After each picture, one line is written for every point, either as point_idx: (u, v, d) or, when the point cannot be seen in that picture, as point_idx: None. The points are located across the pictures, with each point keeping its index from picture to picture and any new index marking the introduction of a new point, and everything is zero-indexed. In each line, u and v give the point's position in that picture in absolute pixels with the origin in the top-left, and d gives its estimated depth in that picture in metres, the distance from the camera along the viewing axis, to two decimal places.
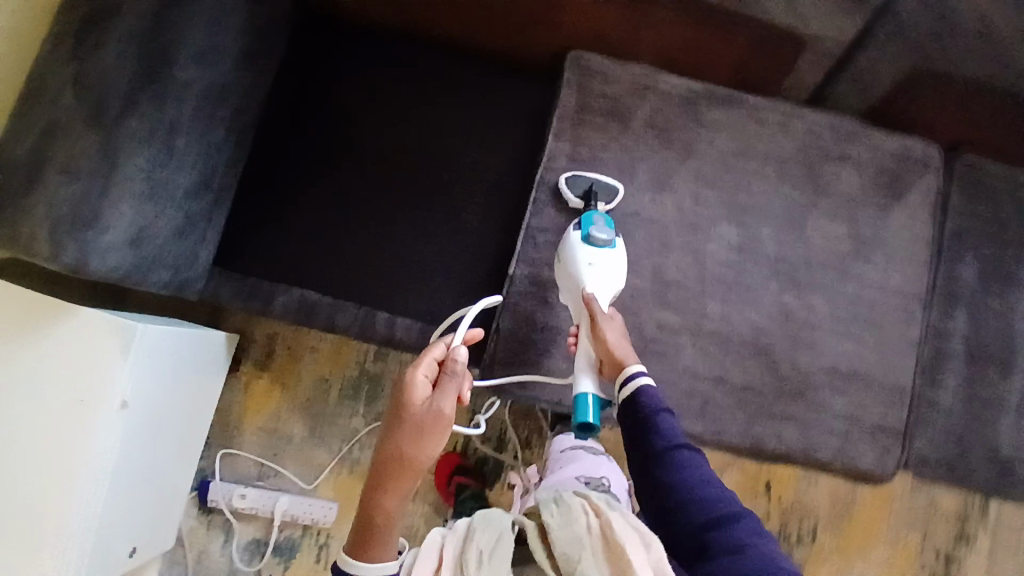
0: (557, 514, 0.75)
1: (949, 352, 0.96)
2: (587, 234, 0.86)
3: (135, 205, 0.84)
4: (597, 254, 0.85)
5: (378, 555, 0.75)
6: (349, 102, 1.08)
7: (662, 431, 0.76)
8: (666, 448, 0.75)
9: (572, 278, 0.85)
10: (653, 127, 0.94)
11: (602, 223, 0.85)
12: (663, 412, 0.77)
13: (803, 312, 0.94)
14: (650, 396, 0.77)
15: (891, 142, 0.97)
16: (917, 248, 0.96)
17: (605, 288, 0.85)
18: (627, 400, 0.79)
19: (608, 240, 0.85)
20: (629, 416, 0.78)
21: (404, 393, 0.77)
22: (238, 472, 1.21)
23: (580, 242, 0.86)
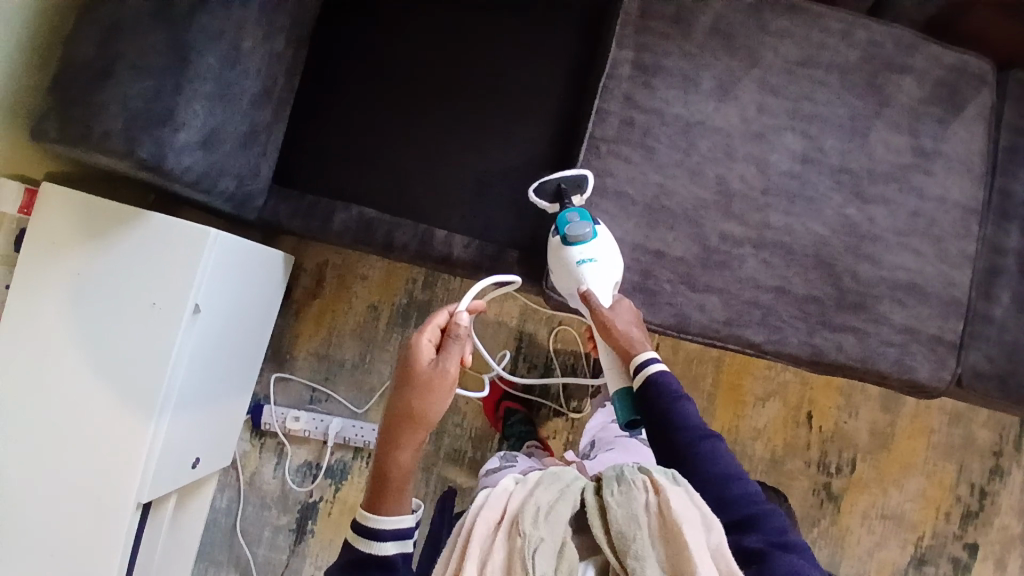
0: (617, 493, 0.67)
1: (1005, 267, 0.96)
2: (563, 232, 0.87)
3: (207, 106, 0.84)
4: (588, 248, 0.86)
5: (392, 510, 0.73)
6: (396, 19, 1.07)
7: (684, 421, 0.74)
8: (693, 439, 0.73)
9: (568, 276, 0.87)
10: (717, 35, 0.95)
11: (575, 219, 0.85)
12: (680, 398, 0.76)
13: (865, 223, 0.94)
14: (664, 382, 0.77)
15: (951, 54, 0.97)
16: (977, 161, 0.97)
17: (604, 283, 0.86)
18: (643, 387, 0.79)
19: (587, 231, 0.85)
20: (649, 408, 0.77)
21: (409, 352, 0.77)
22: (290, 396, 1.23)
23: (562, 246, 0.87)
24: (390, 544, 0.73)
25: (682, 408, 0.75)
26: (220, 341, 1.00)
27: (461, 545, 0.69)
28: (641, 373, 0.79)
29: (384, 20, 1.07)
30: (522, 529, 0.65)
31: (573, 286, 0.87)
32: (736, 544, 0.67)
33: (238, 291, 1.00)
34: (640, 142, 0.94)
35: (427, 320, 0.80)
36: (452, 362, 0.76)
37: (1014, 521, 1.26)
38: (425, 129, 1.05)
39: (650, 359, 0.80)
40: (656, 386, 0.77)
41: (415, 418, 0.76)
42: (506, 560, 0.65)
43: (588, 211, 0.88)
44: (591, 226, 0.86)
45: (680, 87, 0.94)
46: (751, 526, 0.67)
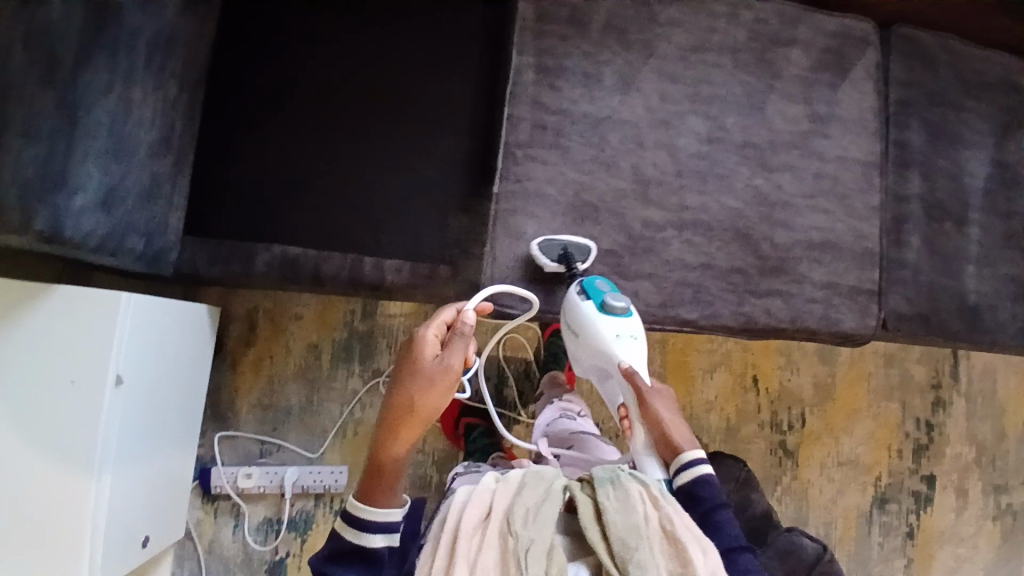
0: (613, 497, 0.75)
1: (910, 213, 1.01)
2: (603, 303, 0.89)
3: (101, 165, 0.80)
4: (623, 324, 0.89)
5: (385, 500, 0.79)
6: (294, 50, 1.05)
7: (721, 528, 0.79)
8: (725, 549, 0.78)
9: (603, 351, 0.90)
10: (612, 29, 0.97)
11: (616, 292, 0.88)
12: (720, 508, 0.80)
13: (775, 192, 0.98)
14: (707, 487, 0.81)
15: (832, 21, 1.02)
16: (868, 119, 1.02)
17: (637, 359, 0.90)
18: (688, 490, 0.82)
19: (625, 306, 0.89)
20: (686, 507, 0.82)
21: (415, 348, 0.82)
22: (239, 454, 1.19)
23: (598, 314, 0.89)
24: (379, 536, 0.78)
25: (721, 517, 0.80)
26: (151, 406, 0.95)
27: (450, 539, 0.74)
28: (686, 470, 0.83)
29: (277, 49, 1.04)
30: (515, 528, 0.71)
31: (612, 362, 0.90)
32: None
33: (162, 351, 0.96)
34: (554, 143, 0.96)
35: (433, 317, 0.85)
36: (455, 361, 0.81)
37: (966, 447, 1.34)
38: (339, 155, 1.04)
39: (696, 460, 0.83)
40: (698, 490, 0.81)
41: (415, 412, 0.81)
42: (501, 559, 0.71)
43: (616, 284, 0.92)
44: (626, 301, 0.90)
45: (583, 85, 0.96)
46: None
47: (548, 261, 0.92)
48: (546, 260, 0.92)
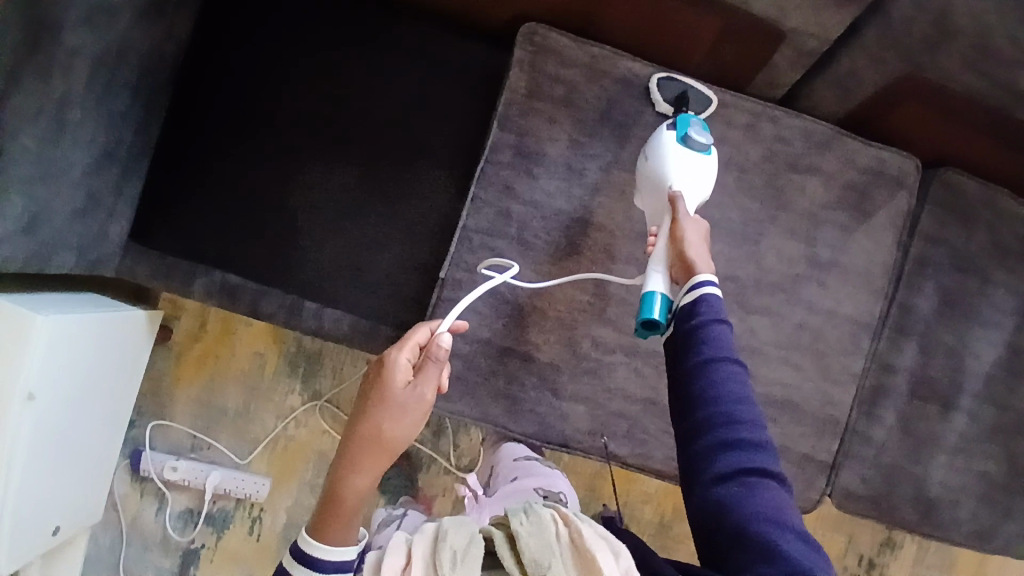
0: (526, 521, 0.73)
1: (891, 386, 0.91)
2: (684, 134, 0.78)
3: (25, 189, 0.76)
4: (692, 158, 0.78)
5: (341, 534, 0.80)
6: (273, 65, 0.98)
7: (714, 340, 0.68)
8: (710, 360, 0.67)
9: (658, 172, 0.79)
10: (608, 120, 0.88)
11: (702, 126, 0.78)
12: (720, 322, 0.69)
13: (745, 335, 0.89)
14: (708, 306, 0.69)
15: (865, 153, 0.89)
16: (875, 273, 0.90)
17: (691, 192, 0.78)
18: (685, 306, 0.71)
19: (705, 145, 0.78)
20: (680, 322, 0.71)
21: (385, 375, 0.80)
22: (170, 442, 1.20)
23: (673, 140, 0.79)
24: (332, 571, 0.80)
25: (718, 330, 0.68)
26: (74, 408, 0.94)
27: None
28: (693, 292, 0.70)
29: (256, 60, 0.98)
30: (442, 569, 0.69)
31: (661, 184, 0.78)
32: (715, 460, 0.65)
33: (88, 357, 0.94)
34: (517, 236, 0.88)
35: (405, 337, 0.81)
36: (426, 391, 0.80)
37: None
38: (303, 188, 0.98)
39: (708, 282, 0.71)
40: (694, 302, 0.70)
41: (381, 443, 0.80)
42: None
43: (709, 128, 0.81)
44: (709, 142, 0.79)
45: (563, 178, 0.88)
46: (735, 450, 0.65)
47: (661, 99, 0.88)
48: (660, 97, 0.88)
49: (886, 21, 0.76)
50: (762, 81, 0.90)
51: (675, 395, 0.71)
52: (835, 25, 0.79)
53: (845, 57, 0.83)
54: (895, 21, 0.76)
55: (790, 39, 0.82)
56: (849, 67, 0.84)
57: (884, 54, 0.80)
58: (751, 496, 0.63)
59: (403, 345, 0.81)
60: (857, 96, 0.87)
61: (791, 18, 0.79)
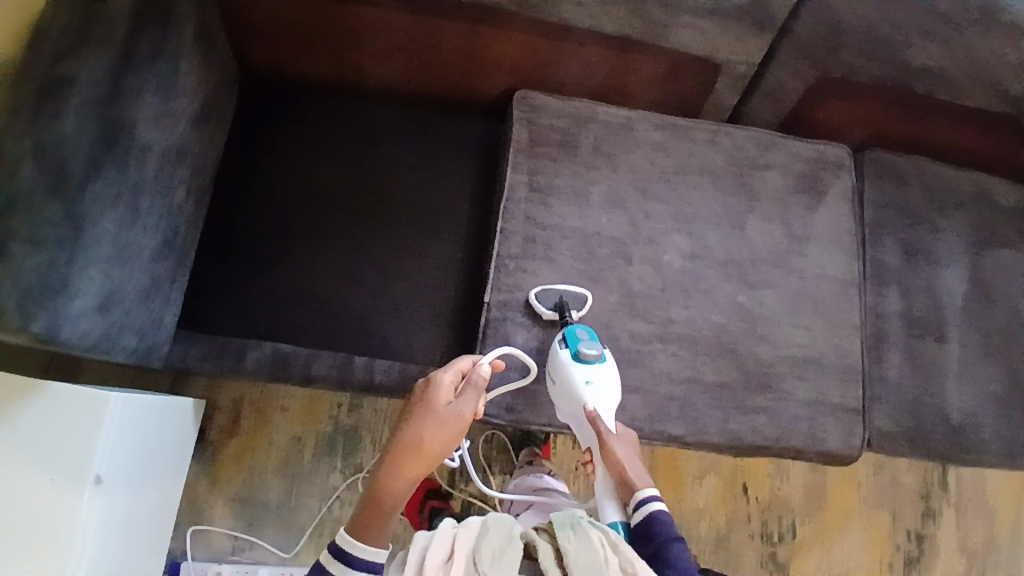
0: (574, 539, 0.74)
1: (888, 331, 1.04)
2: (577, 350, 0.89)
3: (103, 270, 0.83)
4: (594, 372, 0.89)
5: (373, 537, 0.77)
6: (297, 157, 1.10)
7: (674, 558, 0.74)
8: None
9: (571, 398, 0.89)
10: (600, 152, 1.05)
11: (590, 339, 0.89)
12: (676, 539, 0.77)
13: (757, 307, 1.01)
14: (662, 525, 0.78)
15: (807, 147, 1.09)
16: (846, 239, 1.06)
17: (605, 404, 0.89)
18: (643, 523, 0.79)
19: (597, 354, 0.89)
20: (643, 546, 0.78)
21: (429, 390, 0.84)
22: (212, 549, 1.15)
23: (572, 361, 0.89)
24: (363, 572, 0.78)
25: (674, 550, 0.75)
26: (134, 500, 0.92)
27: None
28: (640, 511, 0.80)
29: (280, 154, 1.10)
30: (481, 567, 0.71)
31: (577, 407, 0.89)
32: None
33: (144, 444, 0.94)
34: (544, 255, 1.00)
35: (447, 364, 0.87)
36: (466, 409, 0.83)
37: (958, 559, 1.31)
38: (336, 258, 1.07)
39: (648, 497, 0.81)
40: (666, 555, 0.75)
41: (421, 453, 0.81)
42: None
43: (596, 334, 0.93)
44: (600, 349, 0.90)
45: (573, 202, 1.02)
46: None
47: (544, 308, 0.97)
48: (543, 307, 0.97)
49: (795, 39, 0.99)
50: (712, 107, 1.11)
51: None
52: (757, 49, 1.01)
53: (770, 73, 1.05)
54: (803, 37, 0.98)
55: (727, 67, 1.04)
56: (775, 81, 1.05)
57: (801, 65, 1.02)
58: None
59: (446, 368, 0.86)
60: (788, 103, 1.08)
61: (725, 50, 1.01)
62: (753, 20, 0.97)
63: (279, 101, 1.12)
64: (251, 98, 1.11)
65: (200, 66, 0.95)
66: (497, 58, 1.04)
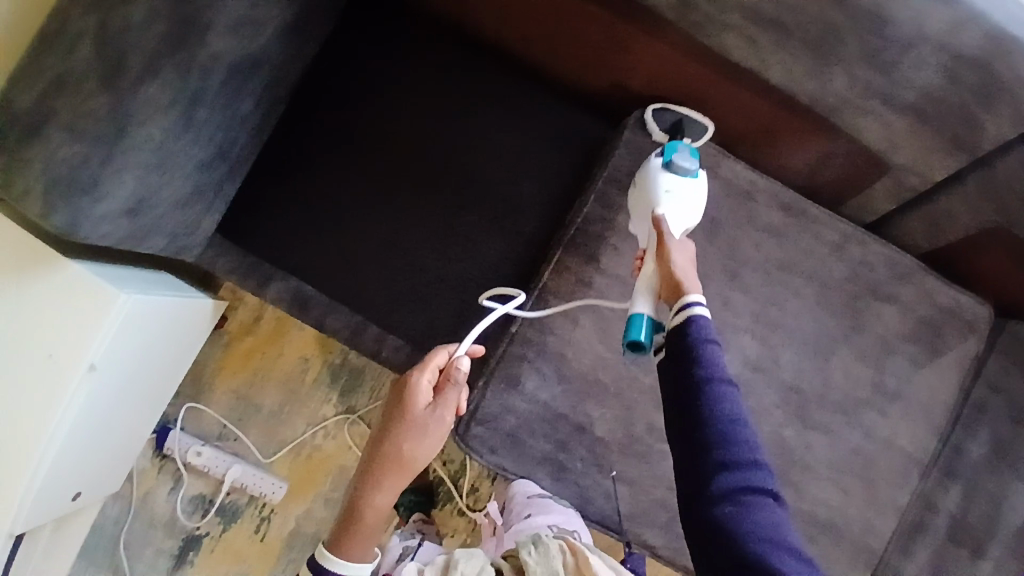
0: (534, 553, 0.82)
1: (928, 526, 0.91)
2: (669, 159, 0.83)
3: (140, 176, 0.79)
4: (678, 183, 0.82)
5: (360, 543, 0.88)
6: (385, 95, 1.01)
7: (706, 361, 0.67)
8: (704, 381, 0.66)
9: (646, 199, 0.83)
10: (703, 214, 0.91)
11: (687, 152, 0.82)
12: (712, 343, 0.68)
13: (799, 449, 0.89)
14: (700, 324, 0.69)
15: (945, 292, 0.91)
16: (935, 412, 0.91)
17: (678, 217, 0.82)
18: (677, 328, 0.70)
19: (691, 167, 0.82)
20: (673, 344, 0.70)
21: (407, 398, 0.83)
22: (200, 427, 1.21)
23: (660, 169, 0.83)
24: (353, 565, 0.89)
25: (708, 352, 0.67)
26: (128, 382, 0.96)
27: None
28: (682, 309, 0.70)
29: (369, 86, 1.01)
30: None
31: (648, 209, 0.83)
32: (710, 480, 0.64)
33: (151, 337, 0.95)
34: (593, 306, 0.89)
35: (426, 361, 0.84)
36: (444, 418, 0.83)
37: None
38: (387, 217, 1.01)
39: (697, 298, 0.70)
40: (697, 355, 0.67)
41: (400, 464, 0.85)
42: None
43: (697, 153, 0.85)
44: (696, 166, 0.83)
45: None
46: (732, 469, 0.64)
47: (657, 130, 0.91)
48: (656, 129, 0.91)
49: (989, 175, 0.79)
50: (856, 205, 0.92)
51: (673, 422, 0.69)
52: (940, 169, 0.81)
53: (943, 198, 0.85)
54: (999, 179, 0.78)
55: (894, 173, 0.84)
56: (945, 208, 0.86)
57: (984, 206, 0.82)
58: (746, 517, 0.62)
59: (424, 369, 0.83)
60: (949, 237, 0.89)
61: (901, 155, 0.81)
62: (950, 138, 0.77)
63: (393, 24, 1.01)
64: (362, 13, 1.01)
65: None
66: (632, 63, 0.88)
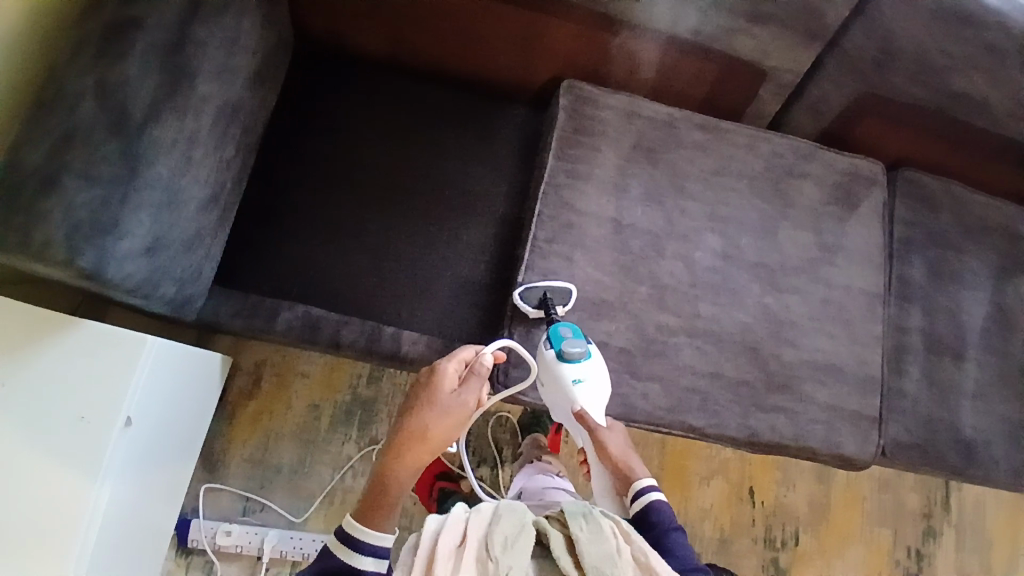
0: (586, 529, 0.74)
1: (909, 345, 1.06)
2: (560, 349, 0.90)
3: (153, 214, 0.84)
4: (581, 369, 0.90)
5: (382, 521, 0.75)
6: (342, 130, 1.12)
7: (676, 551, 0.79)
8: (677, 570, 0.78)
9: (562, 394, 0.91)
10: (642, 147, 1.07)
11: (573, 336, 0.90)
12: (676, 531, 0.81)
13: (783, 311, 1.03)
14: (658, 512, 0.83)
15: (843, 160, 1.11)
16: (873, 252, 1.08)
17: (594, 401, 0.91)
18: (641, 516, 0.84)
19: (583, 350, 0.89)
20: (643, 534, 0.83)
21: (433, 379, 0.82)
22: (221, 509, 1.16)
23: (558, 361, 0.90)
24: (369, 560, 0.72)
25: (673, 539, 0.80)
26: (154, 445, 0.92)
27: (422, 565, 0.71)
28: (639, 499, 0.85)
29: (329, 125, 1.12)
30: (495, 554, 0.70)
31: (566, 405, 0.91)
32: None
33: (171, 392, 0.94)
34: (579, 243, 1.01)
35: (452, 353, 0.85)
36: (470, 399, 0.82)
37: None
38: (373, 229, 1.09)
39: (645, 485, 0.85)
40: (667, 544, 0.80)
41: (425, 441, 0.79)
42: None
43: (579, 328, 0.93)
44: (585, 345, 0.91)
45: (610, 193, 1.04)
46: None
47: (529, 305, 0.97)
48: (528, 304, 0.97)
49: (842, 52, 1.01)
50: (751, 114, 1.14)
51: None
52: (805, 60, 1.03)
53: (814, 84, 1.07)
54: (851, 51, 1.00)
55: (772, 75, 1.06)
56: (818, 92, 1.07)
57: (844, 79, 1.04)
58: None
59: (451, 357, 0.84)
60: (828, 115, 1.11)
61: (775, 56, 1.03)
62: (804, 31, 0.98)
63: (331, 73, 1.14)
64: (304, 70, 1.14)
65: (261, 29, 0.98)
66: (549, 47, 1.07)
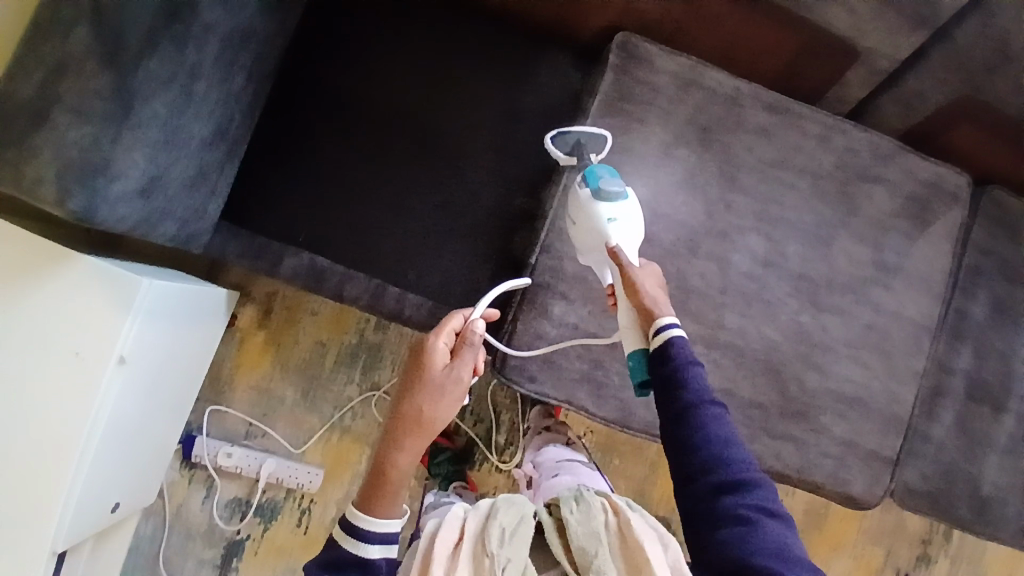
0: (576, 511, 0.74)
1: (949, 388, 0.97)
2: (596, 188, 0.81)
3: (150, 154, 0.79)
4: (615, 208, 0.80)
5: (387, 510, 0.75)
6: (369, 62, 1.03)
7: (694, 387, 0.71)
8: (694, 405, 0.70)
9: (592, 233, 0.81)
10: (696, 126, 0.94)
11: (610, 175, 0.80)
12: (694, 364, 0.72)
13: (817, 333, 0.94)
14: (681, 350, 0.72)
15: (926, 168, 0.96)
16: (936, 279, 0.96)
17: (627, 240, 0.80)
18: (658, 355, 0.74)
19: (621, 190, 0.81)
20: (658, 370, 0.74)
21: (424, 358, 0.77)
22: (225, 429, 1.20)
23: (592, 200, 0.81)
24: (377, 548, 0.74)
25: (692, 375, 0.71)
26: (154, 380, 0.94)
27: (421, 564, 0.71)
28: (661, 336, 0.74)
29: (353, 55, 1.02)
30: (491, 548, 0.69)
31: (598, 243, 0.81)
32: (713, 498, 0.67)
33: (173, 330, 0.94)
34: None
35: (442, 323, 0.79)
36: (464, 374, 0.77)
37: None
38: (388, 179, 1.01)
39: (671, 324, 0.74)
40: (682, 380, 0.71)
41: (420, 426, 0.76)
42: None
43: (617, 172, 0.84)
44: (622, 185, 0.82)
45: (650, 175, 0.93)
46: (732, 488, 0.67)
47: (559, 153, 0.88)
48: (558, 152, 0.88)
49: (949, 43, 0.86)
50: (831, 98, 0.98)
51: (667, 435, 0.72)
52: (906, 46, 0.87)
53: (911, 76, 0.91)
54: (959, 43, 0.85)
55: (867, 58, 0.90)
56: (914, 84, 0.91)
57: (947, 76, 0.88)
58: (750, 529, 0.65)
59: (440, 330, 0.78)
60: (922, 113, 0.95)
61: (873, 38, 0.86)
62: (914, 14, 0.82)
63: None
64: None
65: None
66: None
